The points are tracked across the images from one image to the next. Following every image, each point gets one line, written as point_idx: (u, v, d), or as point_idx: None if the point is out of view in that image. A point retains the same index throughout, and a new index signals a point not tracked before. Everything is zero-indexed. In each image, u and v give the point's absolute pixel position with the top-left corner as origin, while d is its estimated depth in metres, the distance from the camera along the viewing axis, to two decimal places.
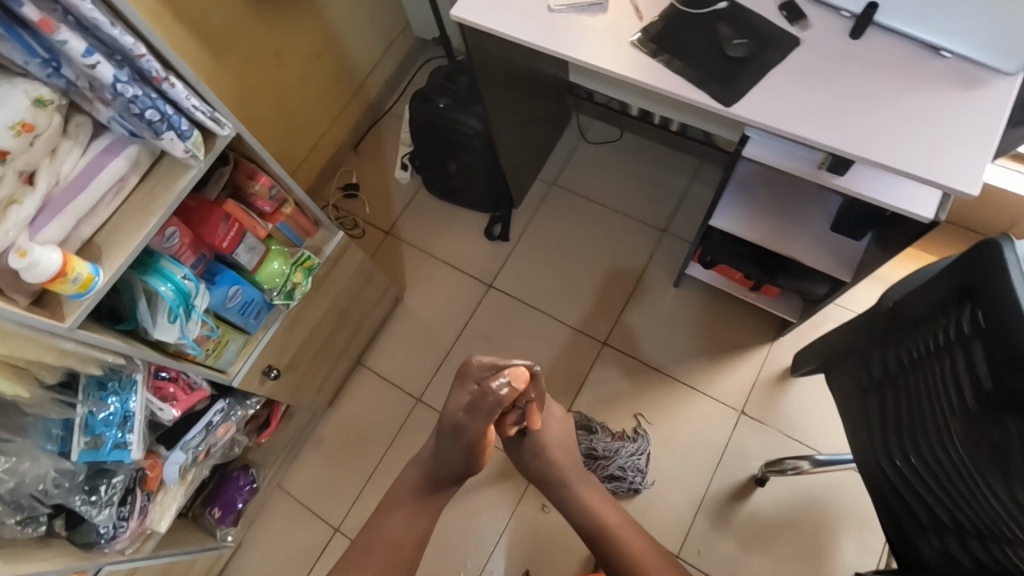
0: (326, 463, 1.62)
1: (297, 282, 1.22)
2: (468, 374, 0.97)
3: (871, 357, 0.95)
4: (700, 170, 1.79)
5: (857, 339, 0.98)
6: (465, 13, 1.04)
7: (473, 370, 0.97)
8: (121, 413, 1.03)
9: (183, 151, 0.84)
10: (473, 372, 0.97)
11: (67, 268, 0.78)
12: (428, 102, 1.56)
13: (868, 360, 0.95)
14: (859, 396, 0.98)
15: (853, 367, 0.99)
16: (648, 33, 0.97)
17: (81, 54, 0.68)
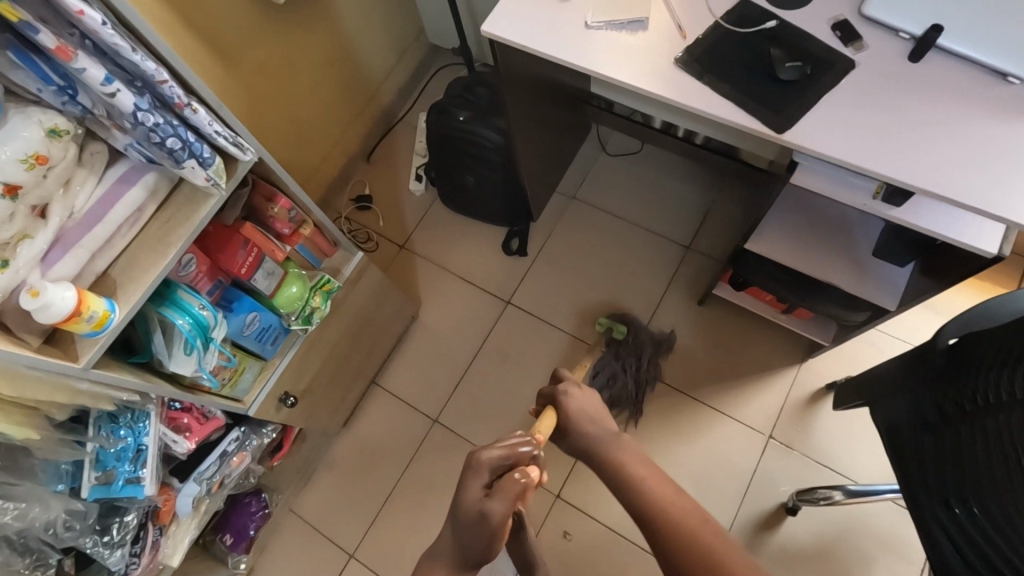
0: (339, 486, 1.57)
1: (316, 307, 1.16)
2: (476, 462, 0.73)
3: (957, 387, 0.88)
4: (726, 184, 1.74)
5: (935, 367, 0.91)
6: (500, 30, 0.99)
7: (479, 458, 0.73)
8: (134, 447, 0.98)
9: (205, 180, 0.79)
10: (480, 462, 0.72)
11: (82, 306, 0.73)
12: (446, 114, 1.51)
13: (950, 391, 0.89)
14: (930, 428, 0.90)
15: (925, 397, 0.92)
16: (693, 53, 0.92)
17: (100, 83, 0.63)
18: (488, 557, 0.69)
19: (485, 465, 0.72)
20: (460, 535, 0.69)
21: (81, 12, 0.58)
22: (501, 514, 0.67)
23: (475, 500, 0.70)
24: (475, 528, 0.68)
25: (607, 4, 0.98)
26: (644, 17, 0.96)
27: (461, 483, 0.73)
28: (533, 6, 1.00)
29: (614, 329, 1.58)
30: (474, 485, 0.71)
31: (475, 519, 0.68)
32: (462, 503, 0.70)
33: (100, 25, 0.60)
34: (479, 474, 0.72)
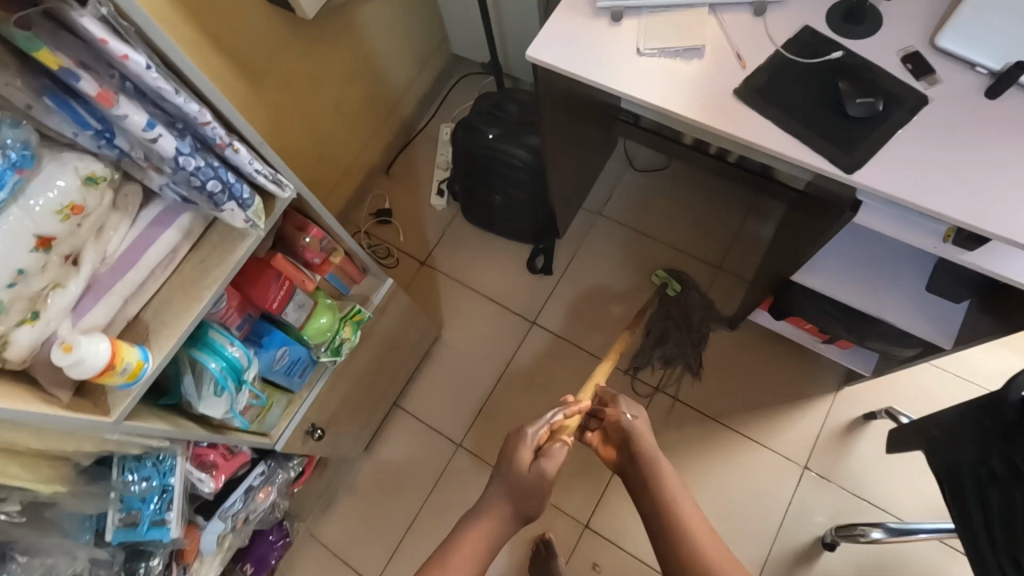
0: (361, 512, 1.53)
1: (345, 337, 1.12)
2: (523, 433, 0.91)
3: None
4: (757, 203, 1.69)
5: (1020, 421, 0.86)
6: (545, 56, 0.95)
7: (526, 431, 0.91)
8: (160, 487, 0.94)
9: (244, 221, 0.74)
10: (527, 433, 0.91)
11: (116, 358, 0.69)
12: (475, 132, 1.46)
13: None
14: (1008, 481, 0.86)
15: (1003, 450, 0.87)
16: (754, 85, 0.88)
17: (142, 128, 0.58)
18: (539, 505, 0.87)
19: (534, 434, 0.90)
20: (518, 489, 0.86)
21: (126, 57, 0.53)
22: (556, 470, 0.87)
23: (530, 462, 0.88)
24: (533, 482, 0.86)
25: (661, 30, 0.93)
26: (701, 44, 0.91)
27: (512, 451, 0.90)
28: (582, 31, 0.96)
29: (670, 284, 1.59)
30: (526, 452, 0.89)
31: (534, 476, 0.86)
32: (520, 465, 0.88)
33: (145, 69, 0.55)
34: (529, 441, 0.90)
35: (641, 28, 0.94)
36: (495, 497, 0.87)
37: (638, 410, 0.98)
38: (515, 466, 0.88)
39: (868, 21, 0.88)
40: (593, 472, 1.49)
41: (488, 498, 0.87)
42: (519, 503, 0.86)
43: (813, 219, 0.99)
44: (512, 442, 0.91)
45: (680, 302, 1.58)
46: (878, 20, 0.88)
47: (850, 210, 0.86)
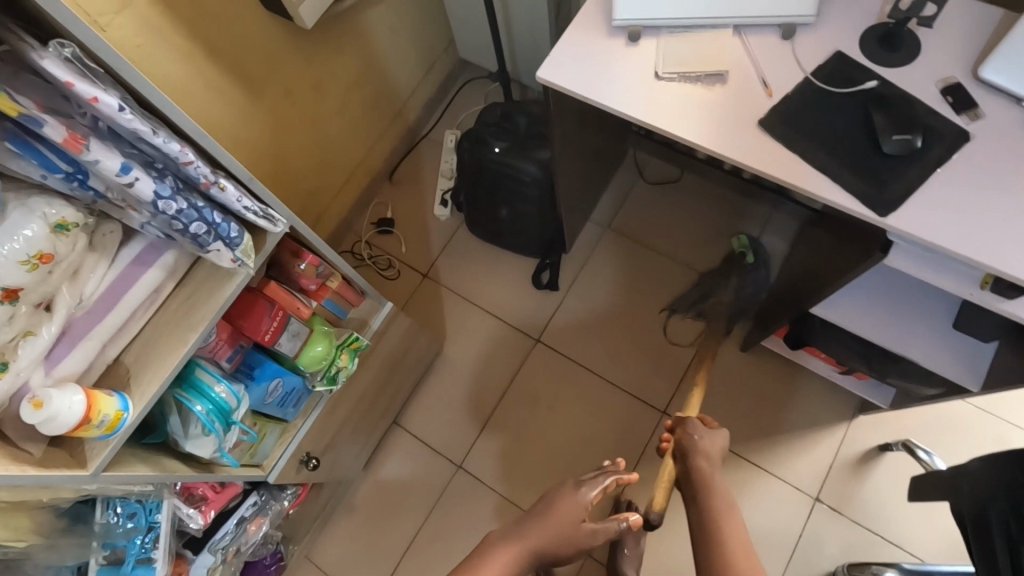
0: (358, 533, 1.49)
1: (342, 365, 1.07)
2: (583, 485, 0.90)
3: None
4: (772, 219, 1.62)
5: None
6: (557, 77, 0.89)
7: (585, 491, 0.90)
8: (145, 525, 0.90)
9: (231, 261, 0.69)
10: (586, 491, 0.90)
11: (91, 411, 0.64)
12: (481, 144, 1.40)
13: None
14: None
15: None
16: (782, 115, 0.82)
17: (116, 173, 0.53)
18: (566, 559, 0.87)
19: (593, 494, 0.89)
20: (560, 542, 0.85)
21: (95, 99, 0.48)
22: (604, 536, 0.87)
23: (582, 522, 0.87)
24: (579, 538, 0.86)
25: (682, 53, 0.87)
26: (723, 70, 0.85)
27: (565, 503, 0.88)
28: (597, 51, 0.90)
29: (748, 252, 1.55)
30: (580, 510, 0.88)
31: (584, 535, 0.86)
32: (571, 521, 0.87)
33: (117, 112, 0.50)
34: (584, 498, 0.89)
35: (660, 50, 0.88)
36: (528, 540, 0.85)
37: (708, 430, 0.96)
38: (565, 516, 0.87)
39: (906, 47, 0.82)
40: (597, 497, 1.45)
41: (521, 540, 0.85)
42: (547, 550, 0.85)
43: (843, 261, 0.93)
44: (566, 497, 0.89)
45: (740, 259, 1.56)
46: (916, 47, 0.82)
47: (880, 252, 0.82)
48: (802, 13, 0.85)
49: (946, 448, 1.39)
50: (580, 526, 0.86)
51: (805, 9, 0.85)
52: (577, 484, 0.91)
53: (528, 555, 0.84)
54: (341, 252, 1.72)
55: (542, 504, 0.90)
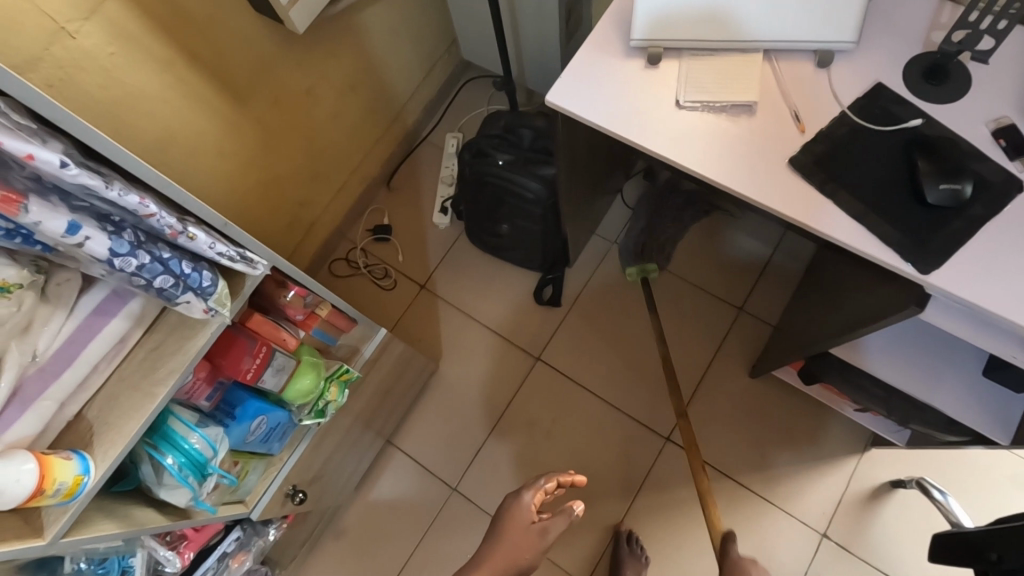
0: (348, 559, 1.45)
1: (331, 398, 1.01)
2: (522, 491, 0.88)
3: None
4: (785, 240, 1.56)
5: None
6: (564, 100, 0.81)
7: (524, 498, 0.87)
8: (118, 570, 0.85)
9: (204, 312, 0.62)
10: (526, 496, 0.87)
11: (45, 480, 0.57)
12: (484, 157, 1.33)
13: None
14: None
15: None
16: (815, 155, 0.74)
17: (62, 233, 0.47)
18: (531, 567, 0.84)
19: (533, 497, 0.87)
20: (515, 551, 0.83)
21: (30, 157, 0.42)
22: (558, 531, 0.85)
23: (531, 523, 0.85)
24: (532, 541, 0.84)
25: (706, 79, 0.79)
26: (751, 100, 0.77)
27: (510, 515, 0.86)
28: (611, 75, 0.82)
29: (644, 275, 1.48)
30: (525, 514, 0.86)
31: (536, 536, 0.84)
32: (522, 527, 0.85)
33: (58, 169, 0.43)
34: (524, 503, 0.87)
35: (682, 74, 0.80)
36: (489, 563, 0.82)
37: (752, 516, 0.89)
38: (515, 524, 0.85)
39: (953, 82, 0.76)
40: (596, 525, 1.40)
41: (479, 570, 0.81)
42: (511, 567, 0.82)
43: (869, 309, 0.87)
44: (508, 509, 0.87)
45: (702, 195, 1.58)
46: (966, 81, 0.76)
47: (916, 306, 0.74)
48: (840, 39, 0.78)
49: (957, 485, 1.34)
50: (534, 528, 0.85)
51: (844, 36, 0.78)
52: (515, 493, 0.89)
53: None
54: (336, 260, 1.65)
55: (493, 528, 0.86)
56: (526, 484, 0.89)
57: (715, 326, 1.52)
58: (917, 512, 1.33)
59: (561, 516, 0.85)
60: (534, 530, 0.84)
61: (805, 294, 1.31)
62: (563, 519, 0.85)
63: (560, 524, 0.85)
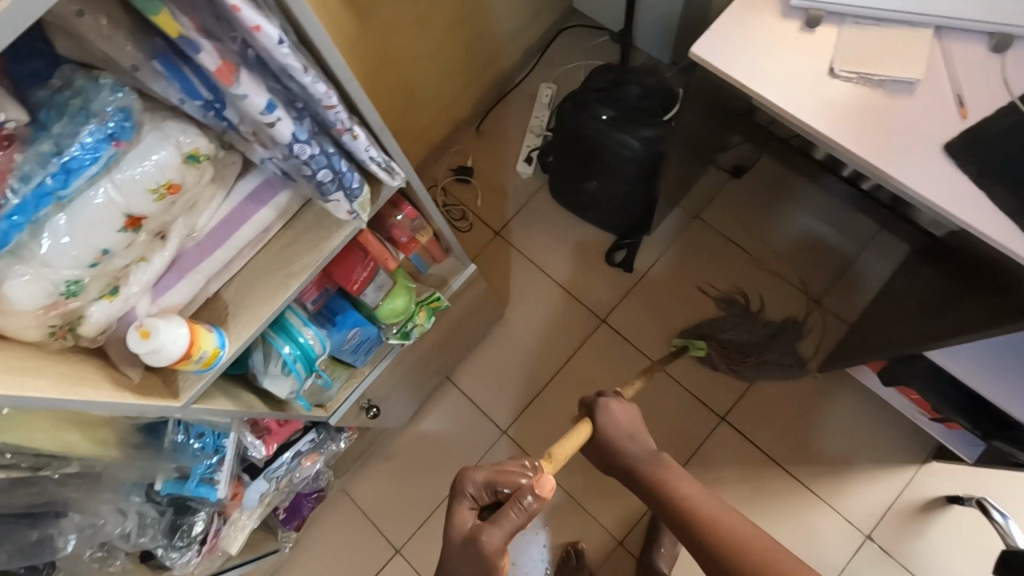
0: (396, 478, 1.52)
1: (418, 323, 1.03)
2: (507, 522, 0.69)
3: None
4: (877, 239, 1.51)
5: None
6: (708, 54, 0.79)
7: (470, 479, 0.77)
8: (213, 447, 0.92)
9: (347, 214, 0.64)
10: (506, 516, 0.69)
11: (193, 347, 0.62)
12: (586, 109, 1.31)
13: None
14: None
15: None
16: (974, 144, 0.71)
17: (260, 111, 0.49)
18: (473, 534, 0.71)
19: (510, 515, 0.69)
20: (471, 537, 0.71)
21: (258, 29, 0.43)
22: (506, 519, 0.69)
23: (497, 527, 0.69)
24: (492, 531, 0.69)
25: (864, 50, 0.75)
26: (914, 78, 0.73)
27: (488, 527, 0.69)
28: (762, 35, 0.79)
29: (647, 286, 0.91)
30: (500, 525, 0.69)
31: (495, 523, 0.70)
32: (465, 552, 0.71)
33: (276, 45, 0.45)
34: (507, 524, 0.69)
35: (839, 42, 0.76)
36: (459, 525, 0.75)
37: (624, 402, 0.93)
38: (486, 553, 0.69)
39: None
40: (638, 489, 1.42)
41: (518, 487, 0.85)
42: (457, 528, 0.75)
43: (997, 316, 0.84)
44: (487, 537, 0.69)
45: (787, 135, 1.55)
46: None
47: None
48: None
49: (1019, 510, 1.31)
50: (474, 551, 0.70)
51: None
52: (502, 518, 0.69)
53: (457, 528, 0.75)
54: None
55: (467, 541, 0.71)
56: (515, 513, 0.69)
57: (790, 316, 1.49)
58: (964, 531, 1.32)
59: (513, 508, 0.69)
60: (494, 534, 0.69)
61: (896, 296, 1.27)
62: (521, 501, 0.69)
63: (514, 508, 0.69)
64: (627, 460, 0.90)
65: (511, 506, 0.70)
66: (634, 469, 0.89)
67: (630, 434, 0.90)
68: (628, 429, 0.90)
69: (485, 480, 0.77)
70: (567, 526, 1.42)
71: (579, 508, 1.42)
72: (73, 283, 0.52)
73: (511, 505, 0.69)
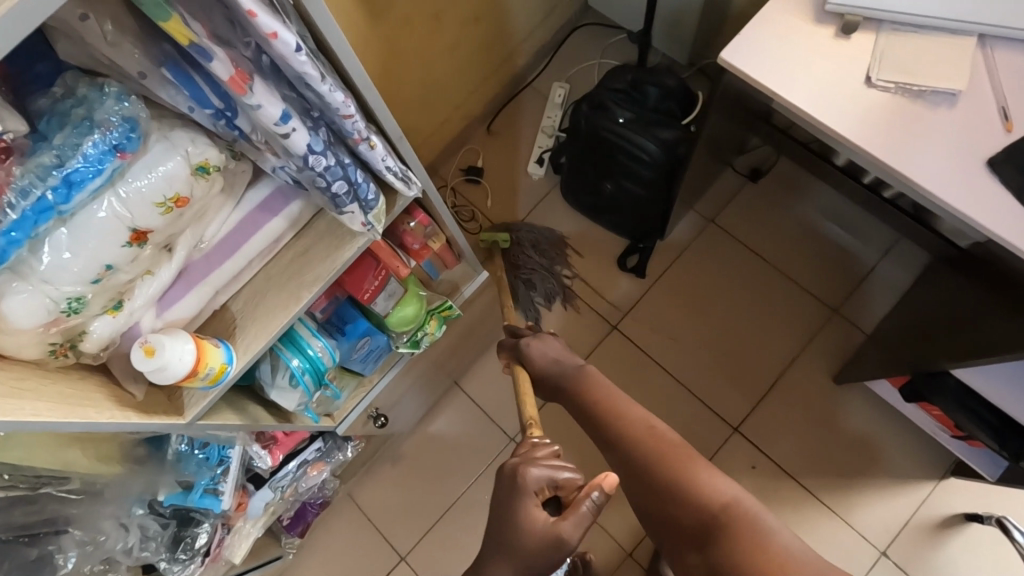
0: (402, 483, 1.49)
1: (428, 332, 1.00)
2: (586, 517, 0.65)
3: None
4: (898, 247, 1.47)
5: None
6: (738, 58, 0.75)
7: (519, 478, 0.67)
8: (216, 458, 0.88)
9: (361, 226, 0.61)
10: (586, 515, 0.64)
11: (199, 364, 0.59)
12: (603, 110, 1.27)
13: None
14: None
15: None
16: (1020, 157, 0.67)
17: (275, 122, 0.46)
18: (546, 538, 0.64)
19: (587, 511, 0.65)
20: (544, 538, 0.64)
21: (274, 35, 0.40)
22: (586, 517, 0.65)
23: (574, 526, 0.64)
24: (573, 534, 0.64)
25: (904, 58, 0.72)
26: (957, 89, 0.70)
27: (568, 528, 0.64)
28: (796, 40, 0.75)
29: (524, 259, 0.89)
30: (580, 523, 0.64)
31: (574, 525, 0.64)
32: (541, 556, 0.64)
33: (293, 52, 0.42)
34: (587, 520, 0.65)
35: (877, 49, 0.73)
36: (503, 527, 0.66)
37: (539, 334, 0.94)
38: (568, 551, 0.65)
39: None
40: None
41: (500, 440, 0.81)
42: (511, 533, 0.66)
43: None
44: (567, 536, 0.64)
45: (807, 140, 1.42)
46: None
47: None
48: None
49: None
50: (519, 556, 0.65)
51: None
52: (581, 517, 0.64)
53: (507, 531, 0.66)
54: None
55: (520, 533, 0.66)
56: (592, 509, 0.65)
57: (805, 324, 1.46)
58: (983, 547, 1.29)
59: (591, 504, 0.65)
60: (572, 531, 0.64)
61: (918, 307, 1.23)
62: (598, 495, 0.65)
63: (592, 504, 0.65)
64: (553, 381, 0.88)
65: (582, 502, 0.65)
66: (559, 387, 0.87)
67: (555, 360, 0.89)
68: (556, 355, 0.89)
69: (549, 476, 0.68)
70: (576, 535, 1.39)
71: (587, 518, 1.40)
72: (75, 300, 0.49)
73: (585, 501, 0.65)
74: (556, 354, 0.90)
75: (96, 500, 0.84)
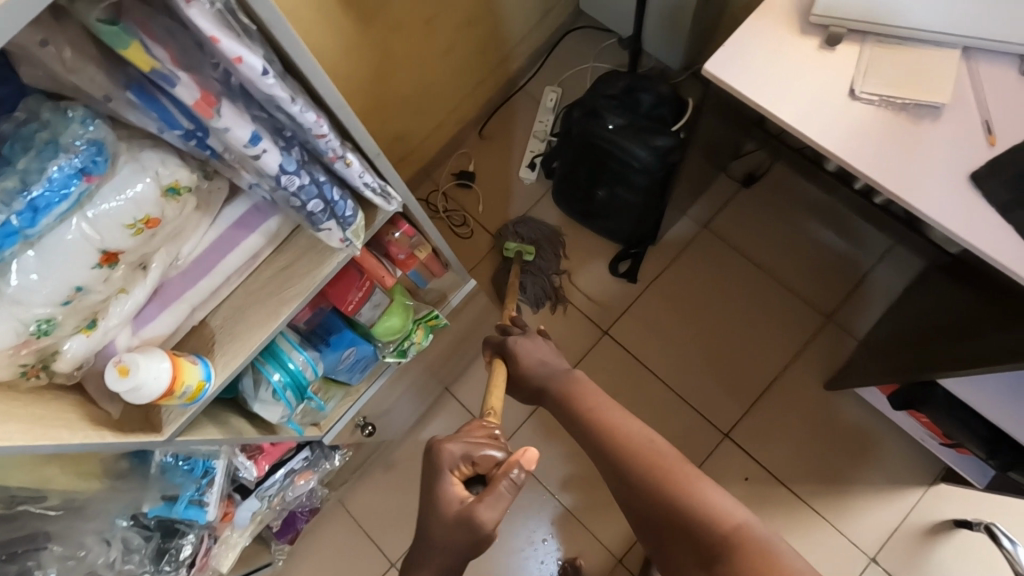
0: (392, 490, 1.49)
1: (415, 341, 1.00)
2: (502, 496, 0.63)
3: None
4: (891, 252, 1.47)
5: None
6: (725, 69, 0.74)
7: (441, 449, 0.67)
8: (201, 469, 0.89)
9: (340, 242, 0.61)
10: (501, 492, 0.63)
11: (175, 382, 0.58)
12: (594, 117, 1.27)
13: None
14: None
15: None
16: (1003, 172, 0.67)
17: (244, 144, 0.46)
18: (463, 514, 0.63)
19: (503, 489, 0.63)
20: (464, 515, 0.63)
21: (239, 60, 0.40)
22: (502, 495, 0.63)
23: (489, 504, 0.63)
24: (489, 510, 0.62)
25: (890, 71, 0.71)
26: (942, 103, 0.70)
27: (486, 504, 0.62)
28: (784, 51, 0.74)
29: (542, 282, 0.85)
30: (497, 502, 0.63)
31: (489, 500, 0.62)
32: (459, 534, 0.63)
33: (260, 76, 0.42)
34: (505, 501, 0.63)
35: (864, 61, 0.72)
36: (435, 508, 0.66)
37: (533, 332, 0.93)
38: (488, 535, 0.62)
39: None
40: None
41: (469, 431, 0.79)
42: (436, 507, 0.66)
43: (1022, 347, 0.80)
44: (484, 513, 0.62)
45: (801, 147, 1.43)
46: None
47: None
48: None
49: None
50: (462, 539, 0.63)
51: None
52: (499, 494, 0.62)
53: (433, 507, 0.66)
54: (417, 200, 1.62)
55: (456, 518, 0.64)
56: (508, 488, 0.63)
57: (797, 331, 1.46)
58: (973, 552, 1.29)
59: (505, 482, 0.63)
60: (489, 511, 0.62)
61: (909, 315, 1.23)
62: (513, 473, 0.63)
63: (506, 481, 0.63)
64: (540, 381, 0.87)
65: (498, 479, 0.63)
66: (547, 389, 0.86)
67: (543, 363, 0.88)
68: (544, 358, 0.89)
69: (465, 451, 0.67)
70: (566, 541, 1.39)
71: (578, 524, 1.39)
72: (45, 322, 0.49)
73: (500, 477, 0.63)
74: (544, 356, 0.89)
75: (78, 513, 0.83)
